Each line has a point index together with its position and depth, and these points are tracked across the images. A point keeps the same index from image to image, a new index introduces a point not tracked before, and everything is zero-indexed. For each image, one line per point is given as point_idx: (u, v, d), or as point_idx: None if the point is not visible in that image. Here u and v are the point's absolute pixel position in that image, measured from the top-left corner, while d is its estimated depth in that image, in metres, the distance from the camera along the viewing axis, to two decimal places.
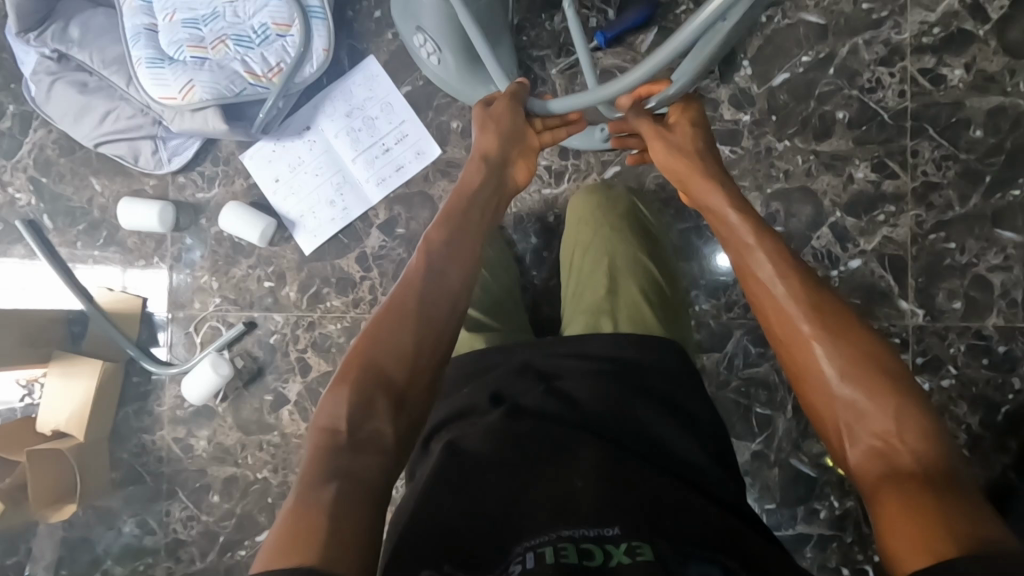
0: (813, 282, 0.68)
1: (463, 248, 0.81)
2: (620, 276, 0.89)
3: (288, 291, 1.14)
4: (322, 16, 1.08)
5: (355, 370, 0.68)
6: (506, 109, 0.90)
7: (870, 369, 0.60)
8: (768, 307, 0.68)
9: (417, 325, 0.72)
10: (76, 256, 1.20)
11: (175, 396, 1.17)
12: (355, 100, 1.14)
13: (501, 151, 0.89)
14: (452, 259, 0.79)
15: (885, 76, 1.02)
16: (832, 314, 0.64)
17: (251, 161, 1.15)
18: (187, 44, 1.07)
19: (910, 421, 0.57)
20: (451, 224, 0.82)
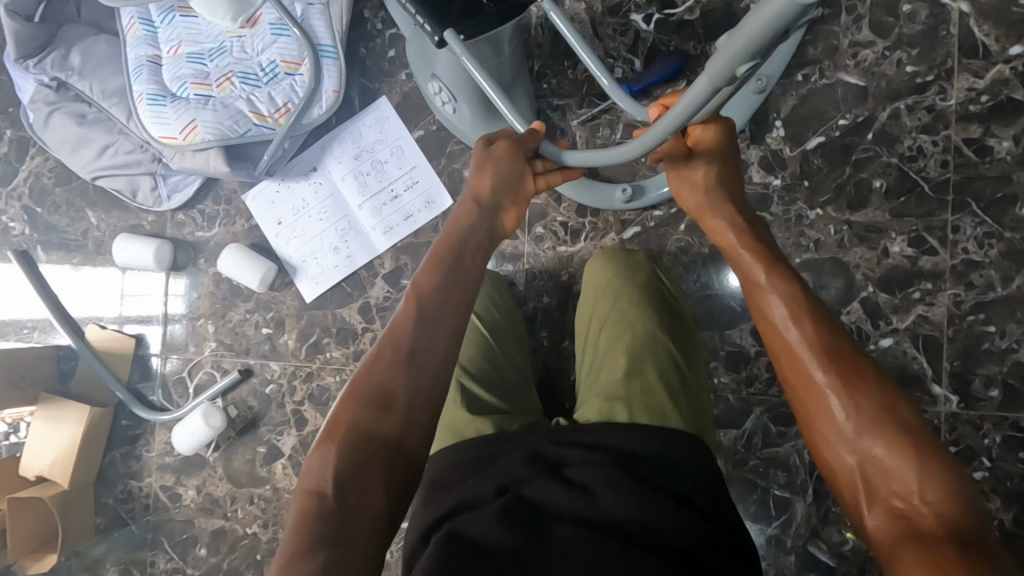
0: (831, 324, 0.63)
1: (461, 289, 0.74)
2: (639, 358, 0.83)
3: (287, 339, 1.10)
4: (334, 54, 1.03)
5: (344, 427, 0.63)
6: (507, 155, 0.80)
7: (889, 421, 0.56)
8: (781, 347, 0.64)
9: (409, 375, 0.66)
10: (69, 290, 1.16)
11: (164, 442, 1.12)
12: (364, 142, 1.08)
13: (492, 197, 0.80)
14: (445, 305, 0.71)
15: (927, 144, 0.96)
16: (848, 359, 0.60)
17: (253, 202, 1.11)
18: (191, 80, 1.02)
19: (933, 478, 0.52)
20: (447, 263, 0.75)
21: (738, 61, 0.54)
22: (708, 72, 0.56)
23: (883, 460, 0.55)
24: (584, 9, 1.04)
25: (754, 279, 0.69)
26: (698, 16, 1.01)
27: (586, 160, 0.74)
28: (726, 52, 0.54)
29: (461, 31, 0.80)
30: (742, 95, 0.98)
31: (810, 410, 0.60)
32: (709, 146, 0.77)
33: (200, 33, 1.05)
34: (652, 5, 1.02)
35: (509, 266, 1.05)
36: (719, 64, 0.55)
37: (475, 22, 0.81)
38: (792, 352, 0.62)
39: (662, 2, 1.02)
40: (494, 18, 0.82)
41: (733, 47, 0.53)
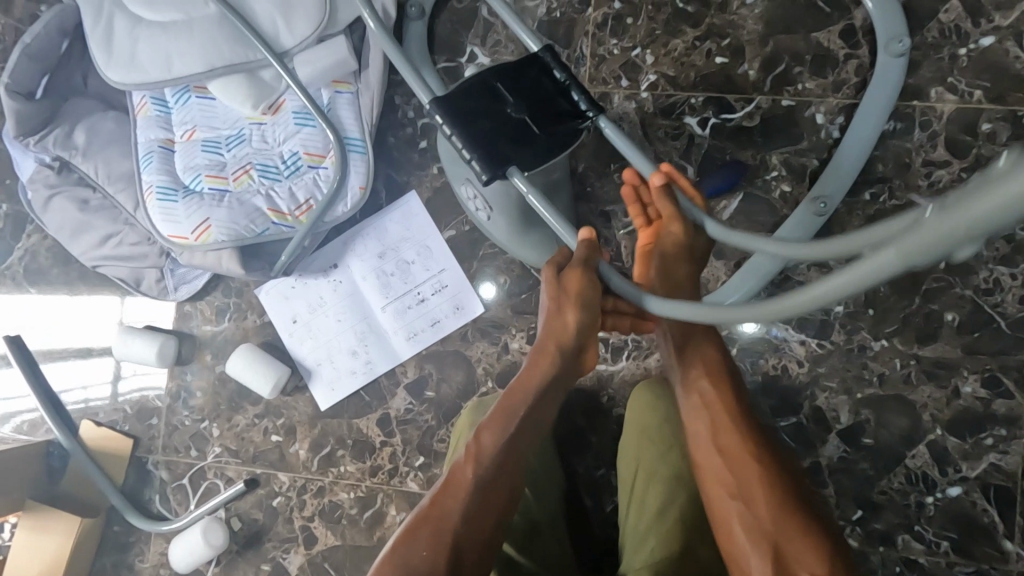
0: (745, 407, 0.72)
1: (517, 456, 0.70)
2: (694, 533, 0.77)
3: (297, 448, 1.01)
4: (362, 148, 0.95)
5: (399, 563, 0.64)
6: (578, 281, 0.71)
7: (795, 510, 0.65)
8: (702, 436, 0.72)
9: (455, 542, 0.64)
10: (61, 378, 1.07)
11: (160, 553, 1.03)
12: (391, 241, 1.00)
13: (574, 340, 0.72)
14: (501, 470, 0.69)
15: (1006, 277, 0.88)
16: (764, 449, 0.69)
17: (267, 297, 1.02)
18: (205, 172, 0.94)
19: (829, 561, 0.61)
20: (519, 404, 0.72)
21: (946, 246, 0.37)
22: (892, 249, 0.40)
23: (793, 547, 0.62)
24: (634, 107, 0.96)
25: (685, 368, 0.75)
26: (757, 123, 0.94)
27: (691, 314, 0.60)
28: (924, 229, 0.38)
29: (511, 164, 0.71)
30: (802, 217, 0.89)
31: (725, 497, 0.68)
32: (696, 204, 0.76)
33: (216, 117, 0.97)
34: (708, 108, 0.95)
35: None
36: (916, 248, 0.38)
37: (526, 153, 0.73)
38: (713, 437, 0.71)
39: (719, 105, 0.94)
40: (547, 145, 0.74)
41: (942, 226, 0.36)
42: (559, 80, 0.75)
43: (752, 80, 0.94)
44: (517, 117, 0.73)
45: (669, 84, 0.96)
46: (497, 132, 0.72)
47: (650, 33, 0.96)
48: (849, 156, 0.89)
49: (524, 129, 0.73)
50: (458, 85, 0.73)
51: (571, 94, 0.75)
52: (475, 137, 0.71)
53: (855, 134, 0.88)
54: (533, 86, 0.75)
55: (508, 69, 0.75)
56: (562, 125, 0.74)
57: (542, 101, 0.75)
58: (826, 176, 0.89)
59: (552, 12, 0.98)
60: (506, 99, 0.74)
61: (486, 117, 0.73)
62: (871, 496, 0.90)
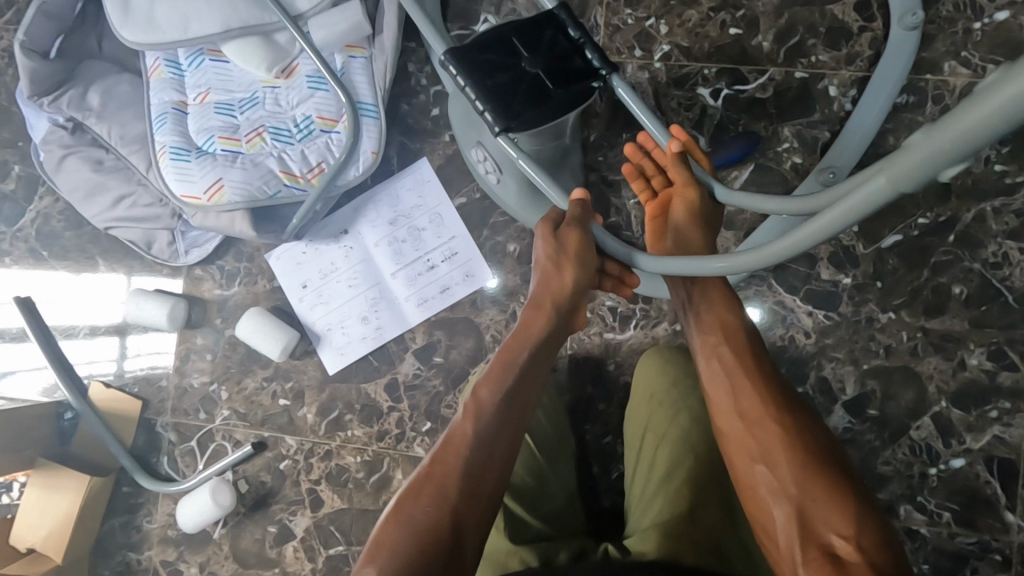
0: (769, 373, 0.71)
1: (518, 411, 0.71)
2: (704, 495, 0.77)
3: (305, 412, 1.02)
4: (374, 113, 0.96)
5: (403, 515, 0.64)
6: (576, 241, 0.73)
7: (820, 469, 0.64)
8: (724, 401, 0.71)
9: (461, 495, 0.64)
10: (74, 342, 1.07)
11: (168, 514, 1.04)
12: (403, 207, 1.00)
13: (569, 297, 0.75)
14: (502, 425, 0.70)
15: (1014, 251, 0.89)
16: (787, 411, 0.68)
17: (278, 262, 1.03)
18: (219, 134, 0.94)
19: (861, 522, 0.59)
20: (518, 361, 0.73)
21: (937, 164, 0.43)
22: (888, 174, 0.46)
23: (818, 507, 0.61)
24: (647, 78, 0.97)
25: (705, 336, 0.75)
26: (769, 95, 0.94)
27: (682, 269, 0.64)
28: (914, 152, 0.44)
29: (521, 119, 0.74)
30: (809, 187, 0.89)
31: (747, 462, 0.68)
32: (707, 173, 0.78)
33: (231, 80, 0.97)
34: (721, 79, 0.95)
35: None
36: (906, 168, 0.45)
37: (538, 108, 0.76)
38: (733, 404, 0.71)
39: (732, 76, 0.95)
40: (560, 103, 0.76)
41: (932, 145, 0.43)
42: (574, 38, 0.78)
43: (766, 52, 0.94)
44: (531, 73, 0.76)
45: (683, 55, 0.96)
46: (511, 88, 0.75)
47: (664, 3, 0.96)
48: (857, 132, 0.89)
49: (538, 85, 0.76)
50: (477, 40, 0.77)
51: (586, 52, 0.78)
52: (489, 90, 0.75)
53: (868, 107, 0.89)
54: (548, 43, 0.78)
55: (526, 26, 0.78)
56: (575, 82, 0.77)
57: (557, 57, 0.77)
58: (836, 148, 0.89)
59: None
60: (522, 55, 0.77)
61: (501, 72, 0.76)
62: (874, 467, 0.91)
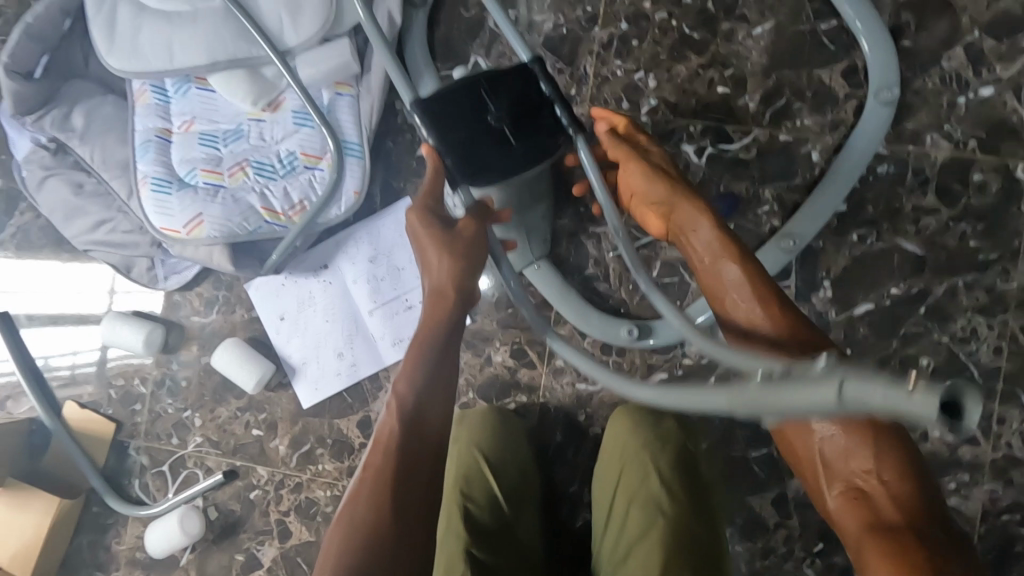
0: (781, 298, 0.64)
1: (447, 370, 0.63)
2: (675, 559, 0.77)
3: (277, 444, 1.02)
4: (359, 153, 0.95)
5: (339, 549, 0.54)
6: (471, 233, 0.67)
7: None
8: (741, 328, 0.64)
9: (404, 473, 0.56)
10: (54, 339, 1.07)
11: (136, 536, 1.04)
12: (384, 245, 1.01)
13: (467, 254, 0.66)
14: (436, 389, 0.61)
15: (983, 326, 0.90)
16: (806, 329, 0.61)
17: (257, 293, 1.02)
18: (201, 167, 0.94)
19: (886, 452, 0.55)
20: (433, 337, 0.64)
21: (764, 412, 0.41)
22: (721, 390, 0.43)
23: (843, 441, 0.56)
24: (633, 130, 0.96)
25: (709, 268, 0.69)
26: (753, 156, 0.94)
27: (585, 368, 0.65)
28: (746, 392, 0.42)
29: (480, 178, 0.74)
30: (771, 252, 0.91)
31: None
32: (672, 174, 0.77)
33: (217, 110, 0.97)
34: (706, 137, 0.95)
35: (523, 397, 0.98)
36: (743, 399, 0.42)
37: (498, 166, 0.75)
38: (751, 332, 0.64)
39: (717, 134, 0.95)
40: (522, 162, 0.75)
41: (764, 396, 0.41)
42: (545, 92, 0.76)
43: (752, 112, 0.94)
44: (495, 126, 0.74)
45: (670, 110, 0.96)
46: (474, 141, 0.73)
47: (653, 57, 0.96)
48: (825, 199, 0.91)
49: (501, 140, 0.74)
50: (445, 88, 0.74)
51: (555, 108, 0.76)
52: (451, 144, 0.72)
53: (836, 179, 0.90)
54: (518, 97, 0.75)
55: (495, 74, 0.75)
56: (540, 140, 0.75)
57: (525, 112, 0.75)
58: (807, 216, 0.91)
59: (557, 29, 0.98)
60: (488, 106, 0.74)
61: (465, 124, 0.73)
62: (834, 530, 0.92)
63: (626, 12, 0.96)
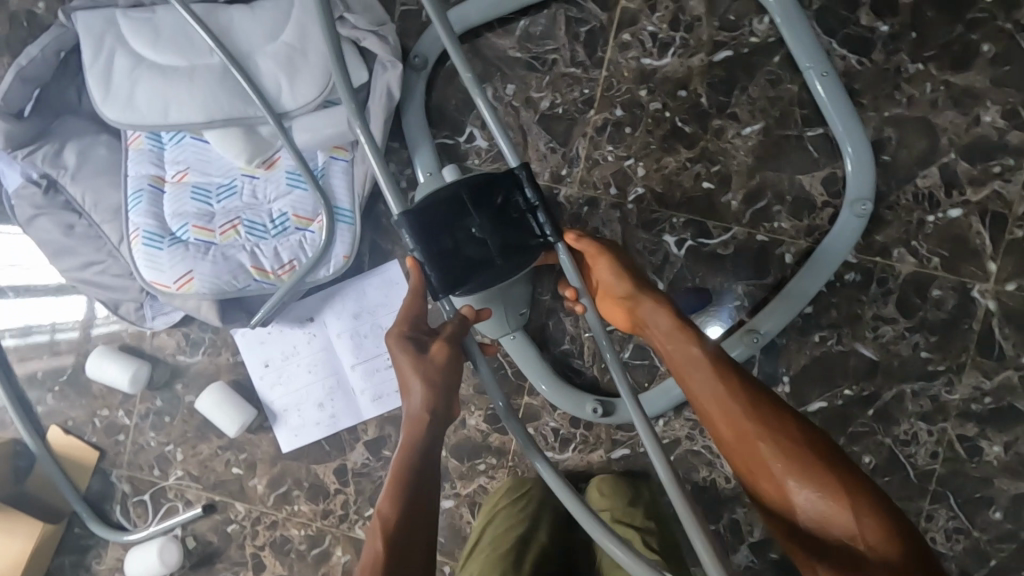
0: (745, 378, 0.66)
1: (425, 487, 0.67)
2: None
3: (256, 483, 1.07)
4: (350, 219, 0.97)
5: None
6: (444, 355, 0.71)
7: (816, 465, 0.60)
8: (709, 403, 0.65)
9: None
10: (34, 310, 1.10)
11: (117, 558, 1.10)
12: (368, 304, 1.04)
13: (441, 377, 0.71)
14: (415, 508, 0.65)
15: (923, 432, 0.97)
16: (765, 402, 0.64)
17: (242, 339, 1.06)
18: (193, 223, 0.95)
19: (867, 515, 0.57)
20: (413, 456, 0.68)
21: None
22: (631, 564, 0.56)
23: (827, 518, 0.58)
24: (618, 216, 1.00)
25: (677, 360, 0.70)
26: (730, 253, 0.98)
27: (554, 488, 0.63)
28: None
29: (463, 285, 0.76)
30: (734, 344, 0.96)
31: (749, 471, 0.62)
32: (633, 267, 0.78)
33: (211, 163, 0.98)
34: (687, 230, 0.99)
35: (493, 459, 1.04)
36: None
37: (481, 272, 0.77)
38: (725, 413, 0.64)
39: (698, 228, 0.98)
40: (504, 268, 0.78)
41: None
42: (529, 200, 0.77)
43: (733, 210, 0.98)
44: (478, 236, 0.76)
45: (656, 200, 0.99)
46: (457, 251, 0.75)
47: (644, 146, 0.99)
48: (791, 301, 0.95)
49: (484, 249, 0.76)
50: (430, 195, 0.75)
51: (538, 216, 0.77)
52: (436, 256, 0.74)
53: (803, 284, 0.95)
54: (502, 206, 0.77)
55: (480, 182, 0.76)
56: (522, 247, 0.77)
57: (509, 221, 0.77)
58: (771, 314, 0.95)
59: (554, 108, 1.00)
60: (472, 215, 0.76)
61: (449, 235, 0.75)
62: None
63: (622, 98, 0.99)
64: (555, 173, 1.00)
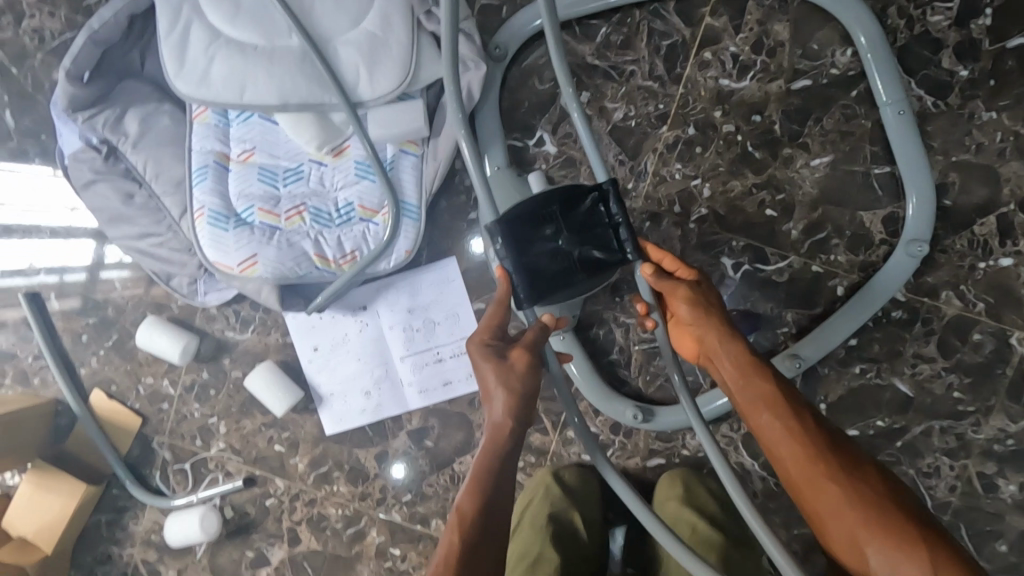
0: (820, 427, 0.69)
1: (503, 487, 0.70)
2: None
3: (297, 461, 1.10)
4: (415, 215, 0.97)
5: None
6: (524, 364, 0.73)
7: (889, 517, 0.64)
8: (783, 452, 0.68)
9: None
10: (70, 253, 1.10)
11: (154, 520, 1.13)
12: (422, 299, 1.05)
13: (522, 382, 0.73)
14: (493, 506, 0.68)
15: (946, 467, 1.02)
16: (840, 453, 0.68)
17: (293, 321, 1.07)
18: (258, 205, 0.95)
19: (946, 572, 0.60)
20: (494, 456, 0.71)
21: None
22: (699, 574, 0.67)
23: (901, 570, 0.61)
24: (679, 234, 1.01)
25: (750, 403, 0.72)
26: (784, 280, 1.00)
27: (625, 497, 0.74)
28: None
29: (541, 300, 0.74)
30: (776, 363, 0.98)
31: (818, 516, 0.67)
32: (712, 299, 0.78)
33: (279, 146, 0.97)
34: (745, 254, 1.00)
35: (532, 457, 1.07)
36: None
37: (562, 288, 0.74)
38: (801, 462, 0.67)
39: (755, 254, 1.00)
40: (585, 284, 0.75)
41: None
42: (615, 215, 0.74)
43: (793, 240, 0.99)
44: (562, 249, 0.74)
45: (717, 222, 1.00)
46: (540, 264, 0.73)
47: (712, 168, 0.99)
48: (836, 329, 0.97)
49: (565, 263, 0.74)
50: (519, 206, 0.74)
51: (622, 232, 0.74)
52: (519, 269, 0.73)
53: (851, 313, 0.97)
54: (588, 220, 0.75)
55: (567, 195, 0.75)
56: (603, 263, 0.74)
57: (593, 235, 0.74)
58: (815, 338, 0.97)
59: (627, 120, 1.00)
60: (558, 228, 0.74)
61: (535, 247, 0.73)
62: None
63: (696, 117, 0.99)
64: (621, 185, 1.01)
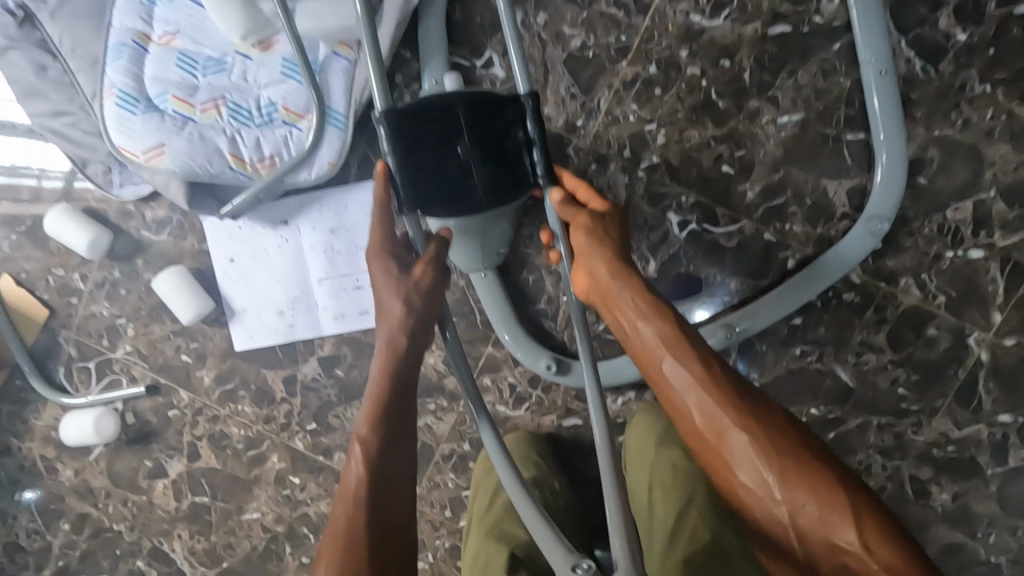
0: (726, 372, 0.63)
1: (401, 405, 0.65)
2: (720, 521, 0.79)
3: (203, 374, 1.05)
4: (342, 124, 0.90)
5: None
6: (426, 280, 0.70)
7: (800, 461, 0.59)
8: (688, 398, 0.62)
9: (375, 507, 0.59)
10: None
11: (55, 417, 1.09)
12: (347, 219, 0.98)
13: (420, 298, 0.69)
14: (394, 429, 0.63)
15: (877, 465, 0.95)
16: (749, 402, 0.62)
17: (210, 227, 1.00)
18: (173, 92, 0.88)
19: (865, 518, 0.55)
20: (393, 378, 0.66)
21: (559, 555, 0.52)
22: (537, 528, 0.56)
23: (822, 522, 0.56)
24: (626, 182, 0.93)
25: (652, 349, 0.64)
26: (732, 245, 0.92)
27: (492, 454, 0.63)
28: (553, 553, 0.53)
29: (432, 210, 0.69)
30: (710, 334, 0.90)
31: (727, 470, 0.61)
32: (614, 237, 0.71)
33: (203, 32, 0.90)
34: (694, 212, 0.92)
35: (445, 401, 1.01)
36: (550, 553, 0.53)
37: (456, 201, 0.70)
38: (706, 411, 0.61)
39: (704, 213, 0.92)
40: (483, 201, 0.71)
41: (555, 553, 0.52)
42: (529, 133, 0.71)
43: (748, 202, 0.91)
44: (462, 158, 0.69)
45: (668, 173, 0.92)
46: (435, 170, 0.69)
47: (671, 113, 0.91)
48: (779, 302, 0.89)
49: (464, 173, 0.70)
50: (422, 102, 0.68)
51: (534, 152, 0.71)
52: (411, 170, 0.68)
53: (796, 289, 0.89)
54: (498, 133, 0.70)
55: (480, 102, 0.70)
56: (506, 181, 0.71)
57: (501, 150, 0.71)
58: (756, 312, 0.90)
59: (585, 50, 0.91)
60: (462, 135, 0.69)
61: (432, 150, 0.68)
62: None
63: (660, 55, 0.90)
64: (570, 121, 0.93)
